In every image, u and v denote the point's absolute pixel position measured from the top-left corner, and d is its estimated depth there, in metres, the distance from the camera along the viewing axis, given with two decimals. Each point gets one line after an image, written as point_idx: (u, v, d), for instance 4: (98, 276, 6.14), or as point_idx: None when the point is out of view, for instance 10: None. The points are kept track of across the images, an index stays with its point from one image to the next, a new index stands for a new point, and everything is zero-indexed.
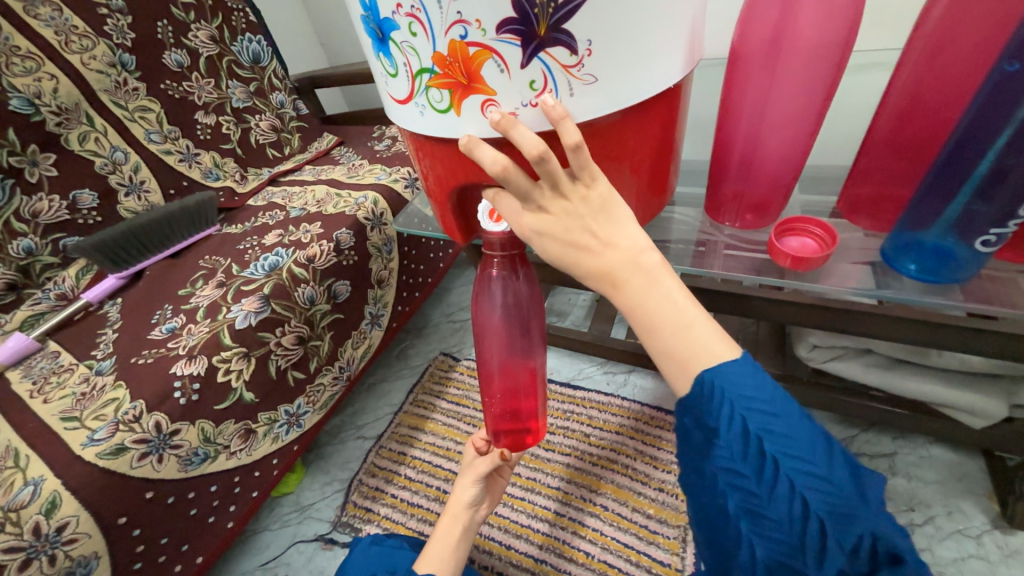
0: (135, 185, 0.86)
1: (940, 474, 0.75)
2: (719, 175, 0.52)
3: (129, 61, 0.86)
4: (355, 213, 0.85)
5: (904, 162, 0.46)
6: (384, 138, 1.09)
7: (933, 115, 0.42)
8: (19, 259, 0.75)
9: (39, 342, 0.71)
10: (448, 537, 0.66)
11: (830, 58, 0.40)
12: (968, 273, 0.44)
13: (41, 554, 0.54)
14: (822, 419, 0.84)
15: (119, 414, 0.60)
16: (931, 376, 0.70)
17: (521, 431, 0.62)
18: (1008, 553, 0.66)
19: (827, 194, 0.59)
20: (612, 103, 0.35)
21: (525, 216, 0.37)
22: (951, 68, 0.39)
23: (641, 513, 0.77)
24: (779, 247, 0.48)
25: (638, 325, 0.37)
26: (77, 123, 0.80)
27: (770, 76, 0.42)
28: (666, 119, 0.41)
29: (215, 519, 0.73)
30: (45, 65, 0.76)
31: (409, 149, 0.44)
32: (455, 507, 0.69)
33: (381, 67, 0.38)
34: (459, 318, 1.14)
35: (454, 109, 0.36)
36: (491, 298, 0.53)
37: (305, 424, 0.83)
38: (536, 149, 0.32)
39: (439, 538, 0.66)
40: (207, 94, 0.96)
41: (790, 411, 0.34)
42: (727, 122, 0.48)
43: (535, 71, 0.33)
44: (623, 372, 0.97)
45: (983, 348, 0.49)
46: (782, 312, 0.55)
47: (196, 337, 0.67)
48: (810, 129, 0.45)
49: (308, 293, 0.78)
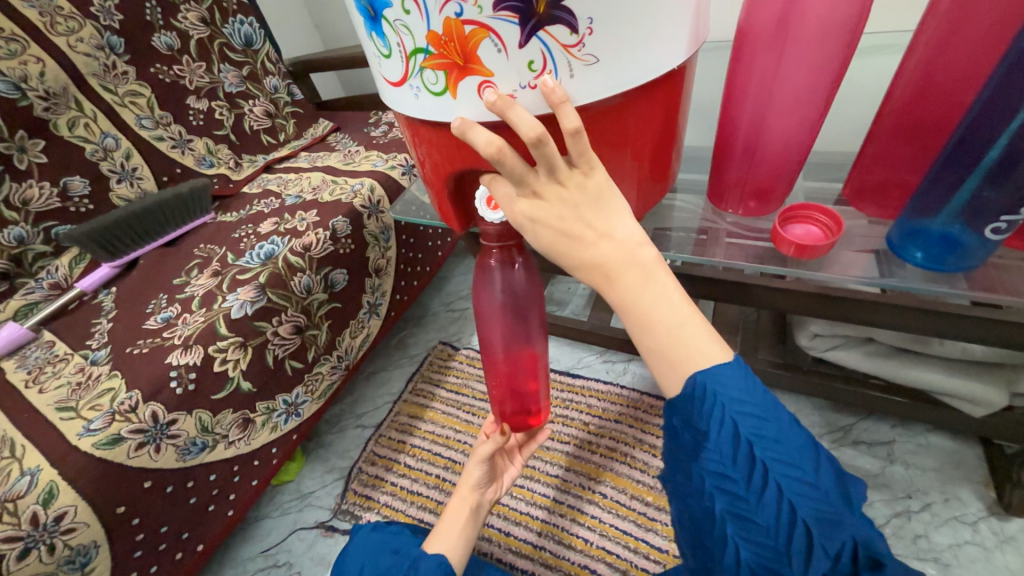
0: (126, 172, 0.85)
1: (938, 462, 0.75)
2: (722, 161, 0.51)
3: (117, 44, 0.84)
4: (352, 201, 0.84)
5: (911, 148, 0.45)
6: (381, 124, 1.07)
7: (945, 98, 0.41)
8: (11, 247, 0.74)
9: (33, 331, 0.70)
10: (456, 518, 0.66)
11: (840, 39, 0.38)
12: (974, 262, 0.44)
13: (40, 543, 0.54)
14: (822, 407, 0.84)
15: (115, 404, 0.59)
16: (932, 364, 0.69)
17: (524, 412, 0.65)
18: (1003, 540, 0.66)
19: (832, 181, 0.58)
20: (614, 85, 0.34)
21: (520, 202, 0.36)
22: (966, 49, 0.38)
23: (639, 500, 0.77)
24: (782, 234, 0.48)
25: (631, 324, 0.37)
26: (66, 108, 0.78)
27: (777, 57, 0.41)
28: (670, 102, 0.40)
29: (215, 507, 0.73)
30: (30, 48, 0.75)
31: (405, 135, 0.43)
32: (462, 487, 0.69)
33: (374, 47, 0.37)
34: (458, 306, 1.14)
35: (450, 91, 0.34)
36: (491, 288, 0.52)
37: (304, 413, 0.82)
38: (534, 132, 0.31)
39: (448, 520, 0.66)
40: (199, 78, 0.94)
41: (779, 416, 0.34)
42: (731, 106, 0.47)
43: (534, 51, 0.32)
44: (623, 361, 0.97)
45: (986, 337, 0.49)
46: (784, 301, 0.55)
47: (192, 327, 0.67)
48: (817, 113, 0.44)
49: (305, 282, 0.77)
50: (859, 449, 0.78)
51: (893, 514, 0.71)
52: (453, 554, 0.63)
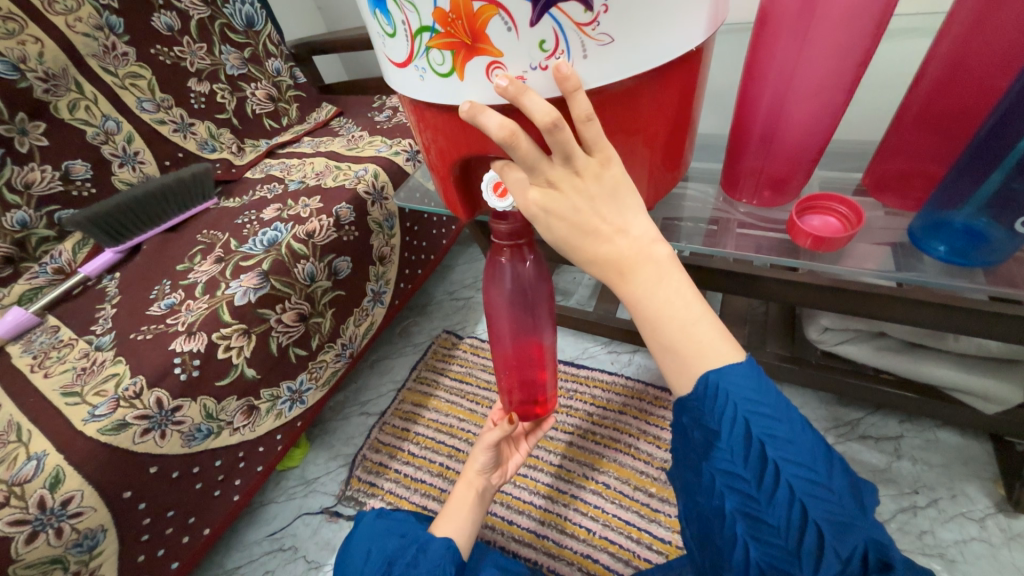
0: (129, 156, 0.84)
1: (946, 457, 0.73)
2: (739, 149, 0.49)
3: (117, 24, 0.82)
4: (355, 187, 0.83)
5: (938, 137, 0.43)
6: (385, 109, 1.05)
7: (978, 83, 0.39)
8: (14, 231, 0.73)
9: (38, 316, 0.70)
10: (462, 502, 0.66)
11: (867, 22, 0.37)
12: (1001, 257, 0.42)
13: (47, 527, 0.54)
14: (828, 400, 0.82)
15: (119, 390, 0.59)
16: (945, 359, 0.68)
17: (533, 398, 0.67)
18: (1010, 537, 0.65)
19: (849, 171, 0.56)
20: (629, 66, 0.32)
21: (532, 190, 0.34)
22: (1003, 31, 0.36)
23: (643, 492, 0.77)
24: (800, 226, 0.46)
25: (643, 320, 0.36)
26: (66, 90, 0.77)
27: (801, 39, 0.39)
28: (686, 86, 0.38)
29: (221, 493, 0.73)
30: (29, 28, 0.73)
31: (409, 119, 0.42)
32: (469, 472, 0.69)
33: (378, 25, 0.36)
34: (462, 295, 1.13)
35: (457, 72, 0.33)
36: (500, 282, 0.51)
37: (308, 400, 0.82)
38: (548, 117, 0.30)
39: (455, 503, 0.67)
40: (200, 60, 0.92)
41: (792, 417, 0.33)
42: (749, 90, 0.45)
43: (546, 30, 0.30)
44: (628, 352, 0.96)
45: (1003, 332, 0.47)
46: (794, 294, 0.54)
47: (196, 313, 0.66)
48: (840, 99, 0.42)
49: (308, 270, 0.76)
50: (865, 444, 0.77)
51: (899, 509, 0.70)
52: (461, 540, 0.62)
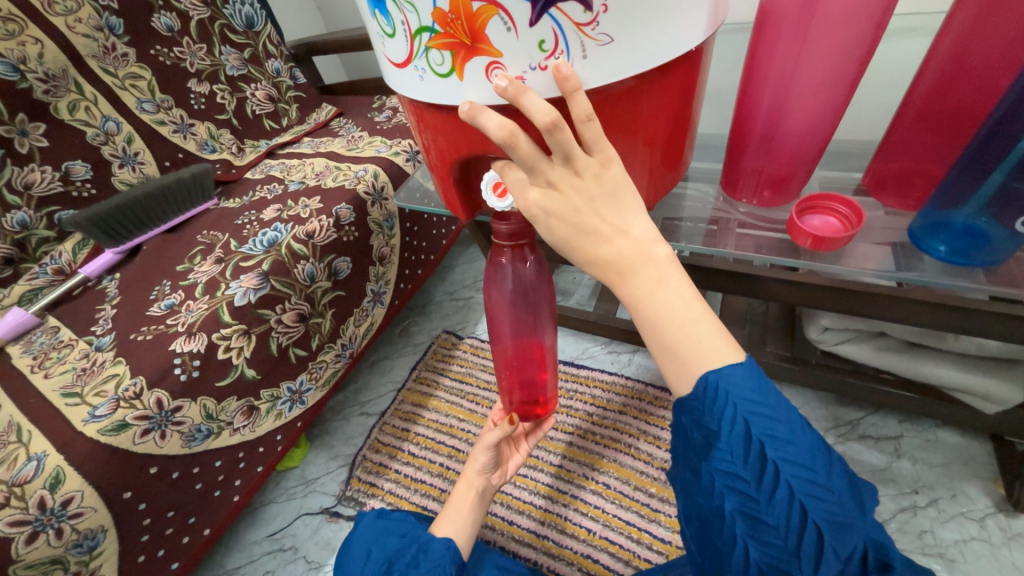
0: (129, 156, 0.84)
1: (946, 457, 0.73)
2: (739, 149, 0.49)
3: (117, 25, 0.82)
4: (355, 187, 0.83)
5: (938, 137, 0.43)
6: (385, 109, 1.05)
7: (979, 82, 0.39)
8: (14, 232, 0.73)
9: (38, 317, 0.70)
10: (462, 501, 0.66)
11: (867, 22, 0.37)
12: (1001, 257, 0.42)
13: (47, 527, 0.54)
14: (828, 400, 0.82)
15: (119, 390, 0.59)
16: (945, 358, 0.68)
17: (534, 399, 0.67)
18: (1010, 536, 0.65)
19: (849, 171, 0.56)
20: (628, 66, 0.32)
21: (532, 190, 0.34)
22: (1004, 31, 0.36)
23: (643, 492, 0.77)
24: (800, 226, 0.46)
25: (643, 320, 0.36)
26: (66, 91, 0.77)
27: (801, 38, 0.39)
28: (685, 86, 0.38)
29: (221, 493, 0.73)
30: (28, 29, 0.73)
31: (409, 119, 0.42)
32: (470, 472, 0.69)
33: (377, 26, 0.36)
34: (462, 295, 1.13)
35: (456, 73, 0.33)
36: (501, 283, 0.51)
37: (308, 400, 0.82)
38: (548, 117, 0.30)
39: (455, 503, 0.67)
40: (200, 61, 0.92)
41: (791, 417, 0.33)
42: (749, 90, 0.45)
43: (545, 30, 0.30)
44: (628, 352, 0.96)
45: (1005, 331, 0.47)
46: (794, 294, 0.54)
47: (196, 314, 0.66)
48: (841, 99, 0.42)
49: (307, 270, 0.76)
50: (865, 444, 0.77)
51: (899, 509, 0.70)
52: (462, 540, 0.63)
